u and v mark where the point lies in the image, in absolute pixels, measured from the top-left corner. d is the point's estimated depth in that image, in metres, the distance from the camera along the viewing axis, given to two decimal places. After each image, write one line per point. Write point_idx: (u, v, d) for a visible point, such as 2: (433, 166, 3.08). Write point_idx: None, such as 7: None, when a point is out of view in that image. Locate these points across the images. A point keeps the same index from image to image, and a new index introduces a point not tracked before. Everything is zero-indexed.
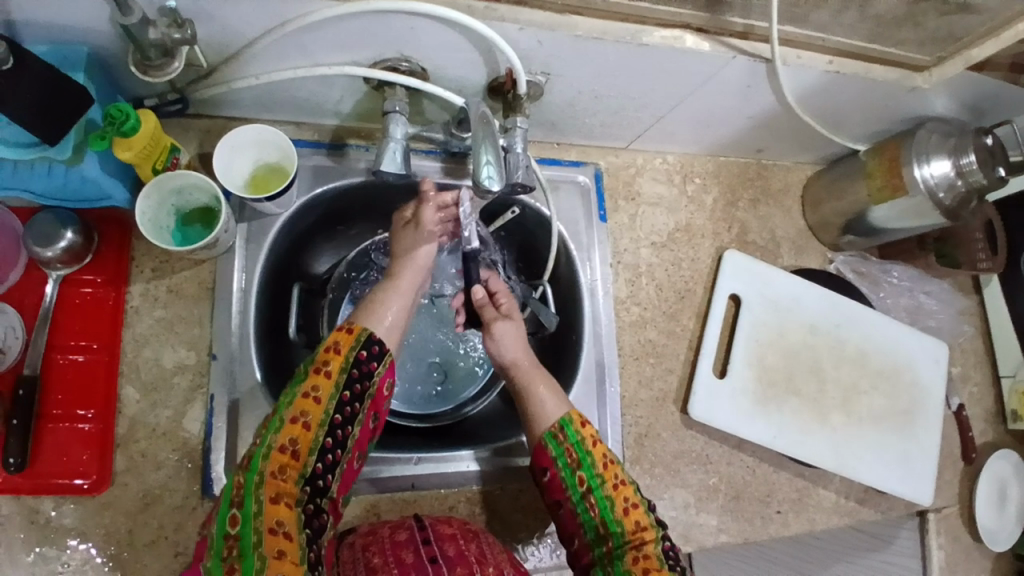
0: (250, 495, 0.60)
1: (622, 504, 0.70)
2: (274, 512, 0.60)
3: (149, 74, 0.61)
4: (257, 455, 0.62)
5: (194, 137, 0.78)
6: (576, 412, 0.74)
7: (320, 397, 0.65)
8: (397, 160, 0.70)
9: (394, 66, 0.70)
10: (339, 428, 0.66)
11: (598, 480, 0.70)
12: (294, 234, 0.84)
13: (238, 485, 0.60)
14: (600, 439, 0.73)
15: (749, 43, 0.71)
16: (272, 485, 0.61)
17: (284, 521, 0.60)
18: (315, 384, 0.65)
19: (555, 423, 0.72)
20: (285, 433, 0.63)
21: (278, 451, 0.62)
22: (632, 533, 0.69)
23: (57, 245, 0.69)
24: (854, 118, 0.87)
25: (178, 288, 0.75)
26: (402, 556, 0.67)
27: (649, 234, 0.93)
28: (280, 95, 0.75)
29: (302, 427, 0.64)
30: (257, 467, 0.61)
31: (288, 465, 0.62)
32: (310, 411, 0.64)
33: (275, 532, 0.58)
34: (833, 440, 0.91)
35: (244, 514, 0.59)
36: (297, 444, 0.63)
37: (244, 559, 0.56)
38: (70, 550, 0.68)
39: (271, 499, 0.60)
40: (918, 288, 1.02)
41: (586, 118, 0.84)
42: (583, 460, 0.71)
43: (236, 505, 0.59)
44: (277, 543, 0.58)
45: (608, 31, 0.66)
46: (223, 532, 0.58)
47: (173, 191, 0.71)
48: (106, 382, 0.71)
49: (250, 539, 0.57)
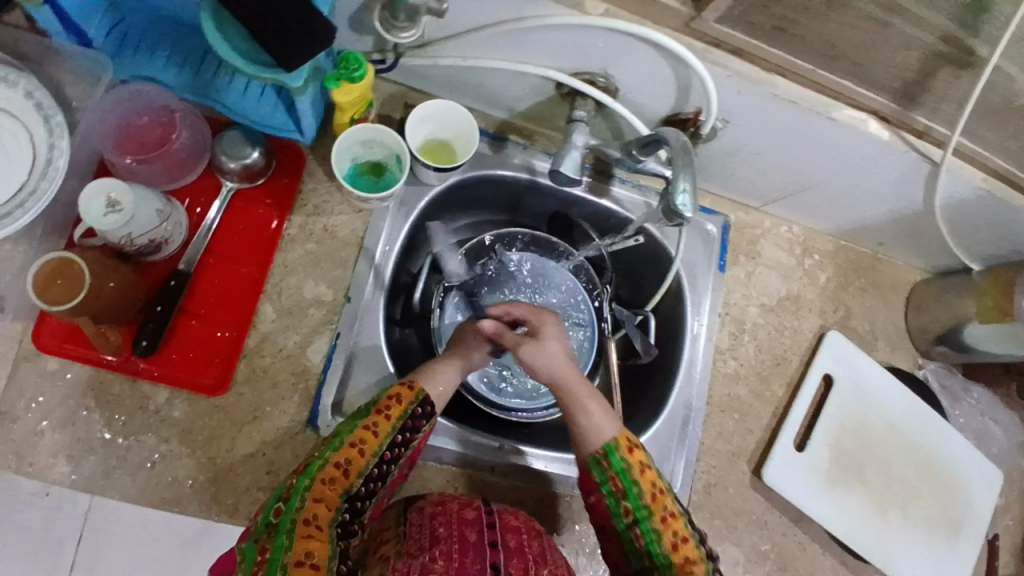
0: (297, 492, 0.61)
1: (670, 538, 0.68)
2: (313, 509, 0.60)
3: (389, 32, 0.66)
4: (312, 463, 0.63)
5: (381, 94, 0.83)
6: (625, 436, 0.70)
7: (378, 432, 0.66)
8: (575, 163, 0.74)
9: (591, 80, 0.75)
10: (387, 463, 0.67)
11: (645, 512, 0.68)
12: (437, 205, 0.89)
13: (289, 484, 0.62)
14: (648, 466, 0.70)
15: (922, 142, 0.74)
16: (318, 490, 0.62)
17: (320, 517, 0.60)
18: (376, 419, 0.66)
19: (600, 449, 0.69)
20: (341, 453, 0.64)
21: (332, 464, 0.63)
22: (680, 567, 0.67)
23: (243, 161, 0.74)
24: (982, 238, 0.91)
25: (333, 228, 0.78)
26: (466, 533, 0.69)
27: (760, 294, 0.96)
28: (471, 79, 0.79)
29: (356, 452, 0.65)
30: (310, 471, 0.63)
31: (337, 479, 0.63)
32: (367, 440, 0.65)
33: (308, 523, 0.59)
34: (888, 540, 0.93)
35: (287, 508, 0.60)
36: (350, 464, 0.64)
37: (274, 539, 0.58)
38: (171, 442, 0.71)
39: (314, 499, 0.61)
40: (995, 415, 1.04)
41: (736, 171, 0.88)
42: (628, 490, 0.69)
43: (282, 500, 0.61)
44: (308, 531, 0.58)
45: (804, 98, 0.70)
46: (266, 519, 0.60)
47: (360, 141, 0.76)
48: (249, 296, 0.74)
49: (285, 527, 0.58)
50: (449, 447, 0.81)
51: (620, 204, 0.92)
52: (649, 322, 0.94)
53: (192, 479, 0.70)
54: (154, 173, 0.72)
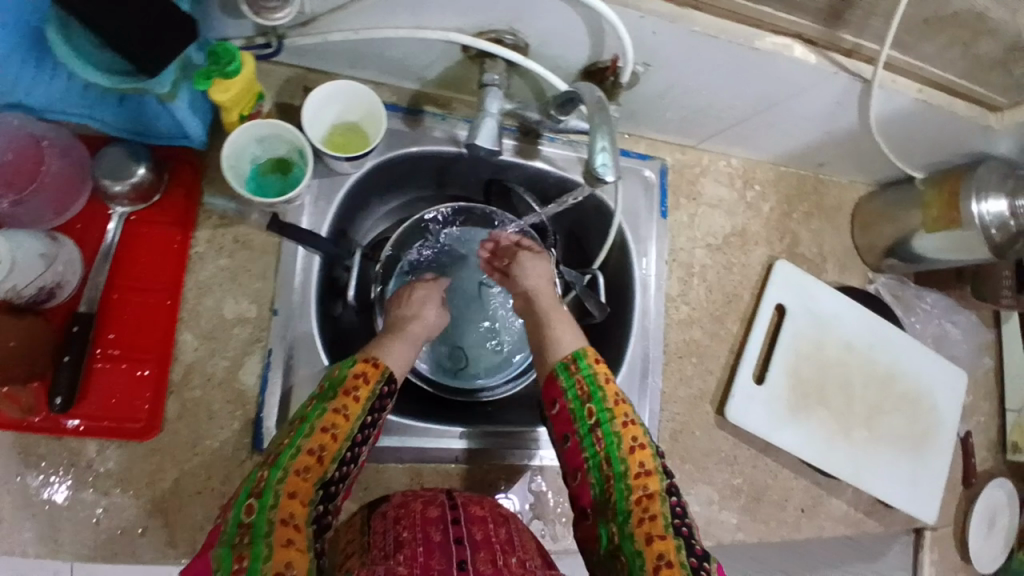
0: (270, 488, 0.58)
1: (629, 442, 0.68)
2: (289, 506, 0.57)
3: (260, 15, 0.58)
4: (283, 454, 0.61)
5: (273, 83, 0.75)
6: (591, 350, 0.74)
7: (348, 415, 0.65)
8: (491, 134, 0.69)
9: (498, 38, 0.68)
10: (359, 446, 0.65)
11: (608, 414, 0.69)
12: (358, 193, 0.83)
13: (260, 479, 0.59)
14: (613, 379, 0.72)
15: (851, 61, 0.71)
16: (293, 482, 0.59)
17: (296, 513, 0.57)
18: (345, 402, 0.65)
19: (568, 354, 0.73)
20: (314, 440, 0.62)
21: (305, 453, 0.61)
22: (636, 475, 0.66)
23: (127, 180, 0.67)
24: (920, 147, 0.89)
25: (244, 238, 0.73)
26: (430, 533, 0.68)
27: (706, 235, 0.94)
28: (372, 51, 0.72)
29: (330, 437, 0.63)
30: (283, 462, 0.60)
31: (313, 467, 0.61)
32: (339, 424, 0.64)
33: (286, 523, 0.56)
34: (853, 455, 0.95)
35: (261, 504, 0.57)
36: (323, 450, 0.62)
37: (252, 545, 0.53)
38: (113, 493, 0.67)
39: (289, 494, 0.58)
40: (946, 317, 1.06)
41: (667, 113, 0.84)
42: (594, 394, 0.70)
43: (253, 496, 0.58)
44: (287, 532, 0.55)
45: (725, 30, 0.65)
46: (238, 519, 0.56)
47: (256, 137, 0.68)
48: (165, 327, 0.69)
49: (261, 528, 0.55)
50: (409, 443, 0.80)
51: (552, 165, 0.87)
52: (597, 279, 0.92)
53: (142, 526, 0.67)
54: (35, 211, 0.65)
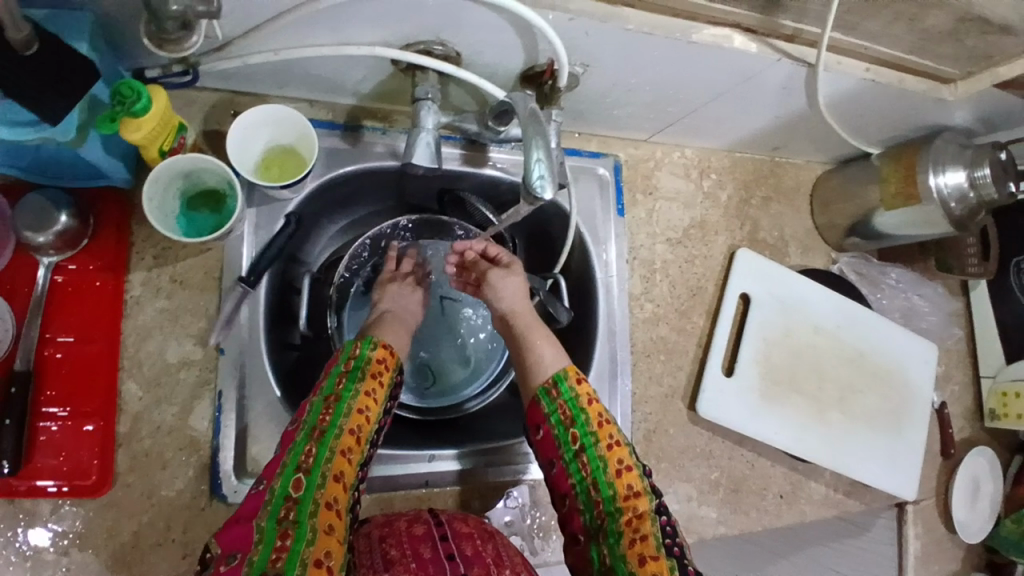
0: (318, 467, 0.57)
1: (614, 465, 0.66)
2: (333, 489, 0.57)
3: (165, 48, 0.55)
4: (328, 431, 0.59)
5: (198, 112, 0.72)
6: (572, 368, 0.72)
7: (377, 399, 0.64)
8: (428, 151, 0.67)
9: (427, 49, 0.65)
10: (380, 429, 0.65)
11: (592, 438, 0.67)
12: (303, 216, 0.80)
13: (305, 454, 0.57)
14: (596, 398, 0.70)
15: (794, 46, 0.69)
16: (338, 463, 0.58)
17: (338, 497, 0.57)
18: (375, 386, 0.65)
19: (547, 379, 0.71)
20: (354, 421, 0.61)
21: (347, 433, 0.60)
22: (624, 498, 0.65)
23: (51, 229, 0.63)
24: (873, 124, 0.87)
25: (182, 277, 0.70)
26: (420, 550, 0.65)
27: (666, 229, 0.93)
28: (298, 71, 0.69)
29: (365, 419, 0.62)
30: (328, 442, 0.58)
31: (353, 448, 0.60)
32: (372, 408, 0.63)
33: (330, 507, 0.55)
34: (829, 437, 0.95)
35: (309, 482, 0.55)
36: (360, 432, 0.62)
37: (299, 525, 0.52)
38: (72, 553, 0.64)
39: (335, 476, 0.57)
40: (912, 290, 1.06)
41: (615, 110, 0.81)
42: (576, 418, 0.68)
43: (300, 470, 0.56)
44: (329, 518, 0.54)
45: (660, 26, 0.63)
46: (286, 492, 0.54)
47: (181, 173, 0.65)
48: (107, 376, 0.67)
49: (308, 507, 0.54)
50: (376, 470, 0.77)
51: (501, 171, 0.84)
52: (560, 283, 0.89)
53: None
54: None
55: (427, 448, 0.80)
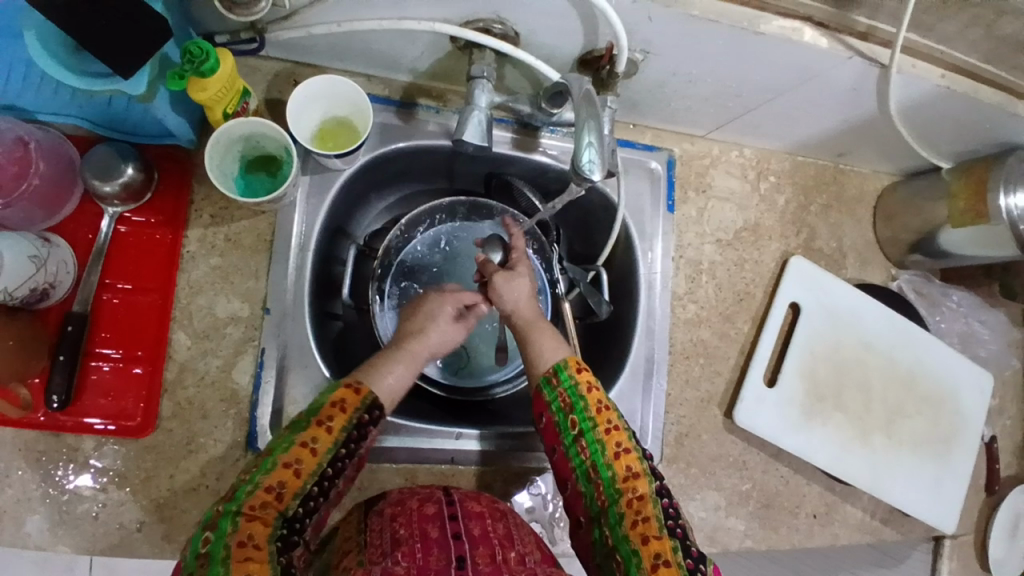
0: (228, 517, 0.53)
1: (613, 448, 0.66)
2: (249, 529, 0.53)
3: (234, 11, 0.57)
4: (241, 488, 0.55)
5: (262, 79, 0.74)
6: (574, 358, 0.71)
7: (317, 449, 0.59)
8: (479, 130, 0.67)
9: (486, 28, 0.65)
10: (329, 480, 0.59)
11: (590, 423, 0.66)
12: (352, 190, 0.81)
13: (217, 512, 0.54)
14: (596, 386, 0.69)
15: (867, 45, 0.66)
16: (251, 517, 0.53)
17: (255, 536, 0.52)
18: (315, 433, 0.59)
19: (549, 368, 0.69)
20: (274, 475, 0.56)
21: (264, 490, 0.55)
22: (623, 480, 0.64)
23: (117, 180, 0.67)
24: (945, 137, 0.83)
25: (236, 237, 0.73)
26: (428, 531, 0.65)
27: (716, 230, 0.90)
28: (359, 45, 0.70)
29: (292, 473, 0.57)
30: (240, 497, 0.55)
31: (271, 503, 0.55)
32: (305, 460, 0.58)
33: (242, 548, 0.51)
34: (871, 460, 0.90)
35: (217, 535, 0.52)
36: (284, 486, 0.56)
37: (210, 570, 0.50)
38: (110, 490, 0.68)
39: (247, 524, 0.53)
40: (974, 316, 1.00)
41: (672, 102, 0.80)
42: (575, 403, 0.67)
43: (210, 528, 0.53)
44: (244, 553, 0.51)
45: (724, 14, 0.61)
46: (195, 551, 0.51)
47: (242, 138, 0.68)
48: (158, 325, 0.70)
49: (216, 556, 0.50)
50: (403, 443, 0.77)
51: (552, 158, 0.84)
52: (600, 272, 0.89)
53: (139, 522, 0.68)
54: (24, 213, 0.65)
55: (455, 426, 0.80)
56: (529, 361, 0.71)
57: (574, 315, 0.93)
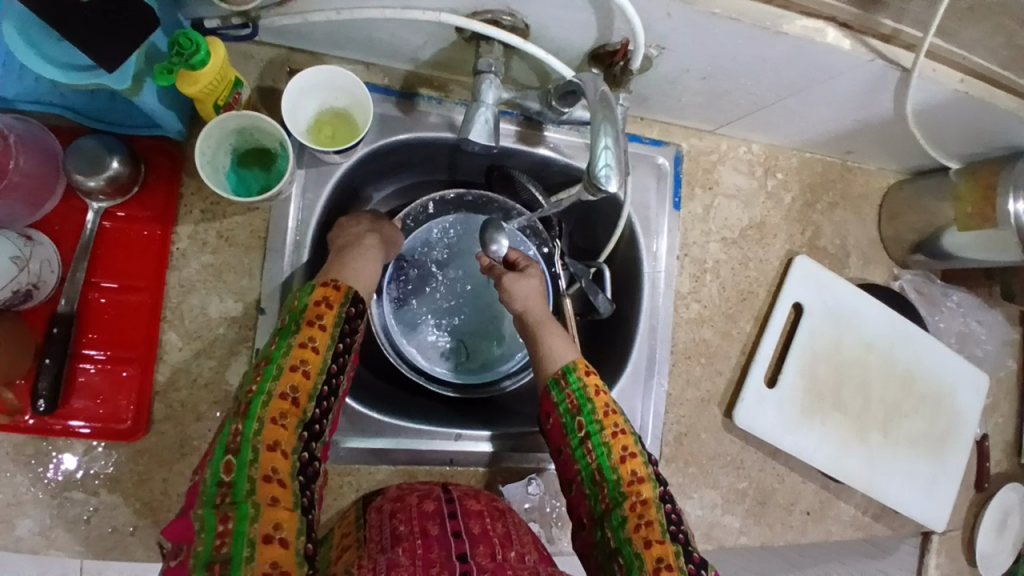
0: (248, 443, 0.56)
1: (619, 451, 0.66)
2: (271, 458, 0.57)
3: (228, 0, 0.55)
4: (254, 402, 0.59)
5: (255, 66, 0.70)
6: (582, 360, 0.71)
7: (318, 347, 0.63)
8: (487, 128, 0.63)
9: (495, 20, 0.62)
10: (334, 377, 0.65)
11: (597, 425, 0.67)
12: (351, 182, 0.78)
13: (234, 433, 0.57)
14: (603, 388, 0.69)
15: (889, 47, 0.63)
16: (271, 432, 0.58)
17: (279, 467, 0.57)
18: (312, 333, 0.63)
19: (557, 369, 0.70)
20: (286, 382, 0.61)
21: (279, 398, 0.60)
22: (628, 484, 0.65)
23: (104, 173, 0.63)
24: (958, 140, 0.81)
25: (228, 233, 0.69)
26: (428, 528, 0.64)
27: (722, 228, 0.88)
28: (358, 32, 0.66)
29: (302, 376, 0.62)
30: (256, 413, 0.58)
31: (289, 411, 0.60)
32: (310, 360, 0.62)
33: (270, 479, 0.56)
34: (867, 460, 0.91)
35: (240, 461, 0.56)
36: (297, 391, 0.61)
37: (237, 507, 0.53)
38: (102, 494, 0.66)
39: (269, 446, 0.57)
40: (972, 315, 1.00)
41: (683, 97, 0.77)
42: (583, 407, 0.68)
43: (230, 452, 0.56)
44: (271, 489, 0.55)
45: (747, 12, 0.58)
46: (217, 480, 0.54)
47: (234, 130, 0.64)
48: (149, 325, 0.67)
49: (243, 487, 0.54)
50: (403, 445, 0.76)
51: (557, 152, 0.81)
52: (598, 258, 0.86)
53: (132, 526, 0.66)
54: (7, 209, 0.61)
55: (453, 427, 0.79)
56: (540, 360, 0.72)
57: (575, 311, 0.91)
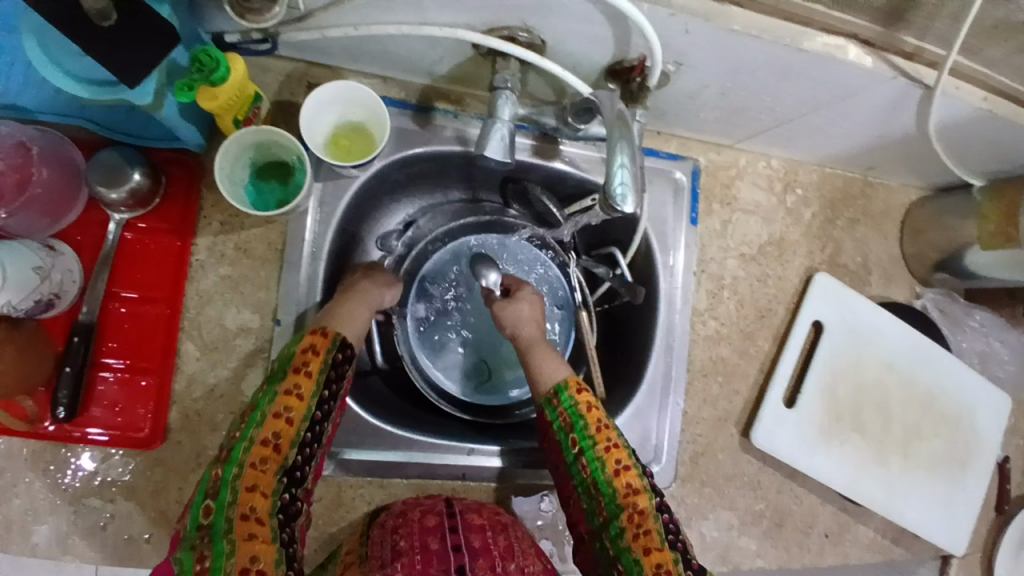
0: (226, 486, 0.55)
1: (613, 465, 0.64)
2: (249, 500, 0.54)
3: (246, 16, 0.55)
4: (236, 447, 0.57)
5: (274, 81, 0.71)
6: (574, 377, 0.69)
7: (303, 394, 0.60)
8: (503, 143, 0.63)
9: (511, 36, 0.62)
10: (320, 423, 0.62)
11: (590, 441, 0.65)
12: (366, 196, 0.78)
13: (215, 477, 0.56)
14: (596, 404, 0.67)
15: (912, 65, 0.62)
16: (250, 476, 0.55)
17: (258, 508, 0.54)
18: (297, 380, 0.61)
19: (550, 389, 0.68)
20: (267, 428, 0.58)
21: (260, 444, 0.57)
22: (623, 496, 0.62)
23: (124, 186, 0.64)
24: (984, 158, 0.79)
25: (246, 246, 0.70)
26: (428, 543, 0.63)
27: (740, 243, 0.87)
28: (376, 48, 0.67)
29: (285, 423, 0.59)
30: (238, 458, 0.56)
31: (270, 457, 0.57)
32: (294, 407, 0.59)
33: (247, 518, 0.53)
34: (888, 483, 0.89)
35: (218, 504, 0.54)
36: (280, 437, 0.58)
37: (213, 545, 0.52)
38: (118, 502, 0.67)
39: (247, 488, 0.55)
40: (999, 335, 0.98)
41: (700, 112, 0.76)
42: (574, 423, 0.66)
43: (210, 495, 0.55)
44: (248, 528, 0.53)
45: (767, 29, 0.58)
46: (197, 521, 0.54)
47: (253, 145, 0.65)
48: (166, 335, 0.68)
49: (221, 527, 0.53)
50: (414, 459, 0.75)
51: (573, 166, 0.81)
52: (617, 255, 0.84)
53: (147, 533, 0.67)
54: (28, 221, 0.63)
55: (466, 442, 0.78)
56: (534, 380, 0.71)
57: (597, 304, 0.92)
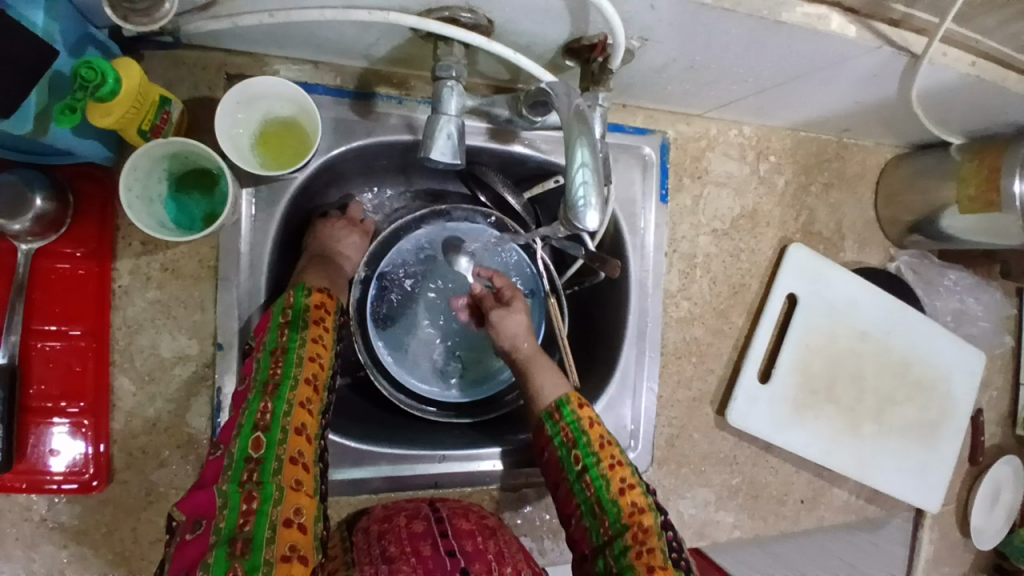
0: (278, 421, 0.53)
1: (617, 484, 0.62)
2: (297, 443, 0.54)
3: (130, 19, 0.46)
4: (282, 385, 0.56)
5: (187, 72, 0.62)
6: (575, 392, 0.67)
7: (326, 344, 0.61)
8: (449, 145, 0.56)
9: (453, 17, 0.54)
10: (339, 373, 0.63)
11: (593, 457, 0.63)
12: (306, 195, 0.71)
13: (263, 410, 0.54)
14: (597, 420, 0.66)
15: (898, 32, 0.57)
16: (298, 416, 0.55)
17: (303, 453, 0.54)
18: (322, 330, 0.61)
19: (551, 403, 0.66)
20: (307, 369, 0.58)
21: (304, 382, 0.57)
22: (628, 515, 0.60)
23: (28, 214, 0.56)
24: (966, 119, 0.75)
25: (174, 265, 0.64)
26: (420, 548, 0.60)
27: (711, 219, 0.83)
28: (299, 32, 0.58)
29: (319, 366, 0.59)
30: (285, 394, 0.55)
31: (313, 398, 0.57)
32: (323, 353, 0.60)
33: (295, 462, 0.53)
34: (859, 450, 0.89)
35: (270, 439, 0.52)
36: (317, 379, 0.58)
37: (262, 485, 0.49)
38: (70, 546, 0.62)
39: (297, 429, 0.54)
40: (968, 292, 0.97)
41: (669, 86, 0.70)
42: (578, 439, 0.64)
43: (258, 428, 0.53)
44: (295, 472, 0.52)
45: (742, 1, 0.51)
46: (244, 454, 0.51)
47: (165, 156, 0.57)
48: (96, 370, 0.62)
49: (271, 466, 0.51)
50: (382, 471, 0.72)
51: (532, 147, 0.74)
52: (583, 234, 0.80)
53: None
54: None
55: (438, 448, 0.75)
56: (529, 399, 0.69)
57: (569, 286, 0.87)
